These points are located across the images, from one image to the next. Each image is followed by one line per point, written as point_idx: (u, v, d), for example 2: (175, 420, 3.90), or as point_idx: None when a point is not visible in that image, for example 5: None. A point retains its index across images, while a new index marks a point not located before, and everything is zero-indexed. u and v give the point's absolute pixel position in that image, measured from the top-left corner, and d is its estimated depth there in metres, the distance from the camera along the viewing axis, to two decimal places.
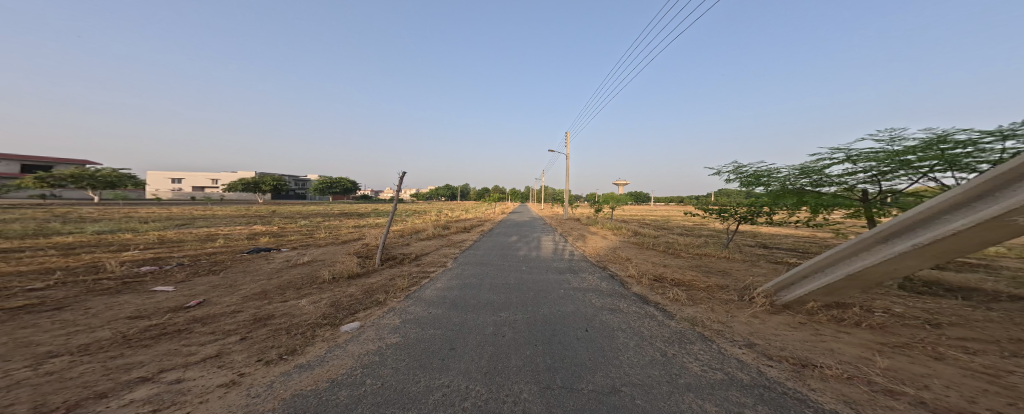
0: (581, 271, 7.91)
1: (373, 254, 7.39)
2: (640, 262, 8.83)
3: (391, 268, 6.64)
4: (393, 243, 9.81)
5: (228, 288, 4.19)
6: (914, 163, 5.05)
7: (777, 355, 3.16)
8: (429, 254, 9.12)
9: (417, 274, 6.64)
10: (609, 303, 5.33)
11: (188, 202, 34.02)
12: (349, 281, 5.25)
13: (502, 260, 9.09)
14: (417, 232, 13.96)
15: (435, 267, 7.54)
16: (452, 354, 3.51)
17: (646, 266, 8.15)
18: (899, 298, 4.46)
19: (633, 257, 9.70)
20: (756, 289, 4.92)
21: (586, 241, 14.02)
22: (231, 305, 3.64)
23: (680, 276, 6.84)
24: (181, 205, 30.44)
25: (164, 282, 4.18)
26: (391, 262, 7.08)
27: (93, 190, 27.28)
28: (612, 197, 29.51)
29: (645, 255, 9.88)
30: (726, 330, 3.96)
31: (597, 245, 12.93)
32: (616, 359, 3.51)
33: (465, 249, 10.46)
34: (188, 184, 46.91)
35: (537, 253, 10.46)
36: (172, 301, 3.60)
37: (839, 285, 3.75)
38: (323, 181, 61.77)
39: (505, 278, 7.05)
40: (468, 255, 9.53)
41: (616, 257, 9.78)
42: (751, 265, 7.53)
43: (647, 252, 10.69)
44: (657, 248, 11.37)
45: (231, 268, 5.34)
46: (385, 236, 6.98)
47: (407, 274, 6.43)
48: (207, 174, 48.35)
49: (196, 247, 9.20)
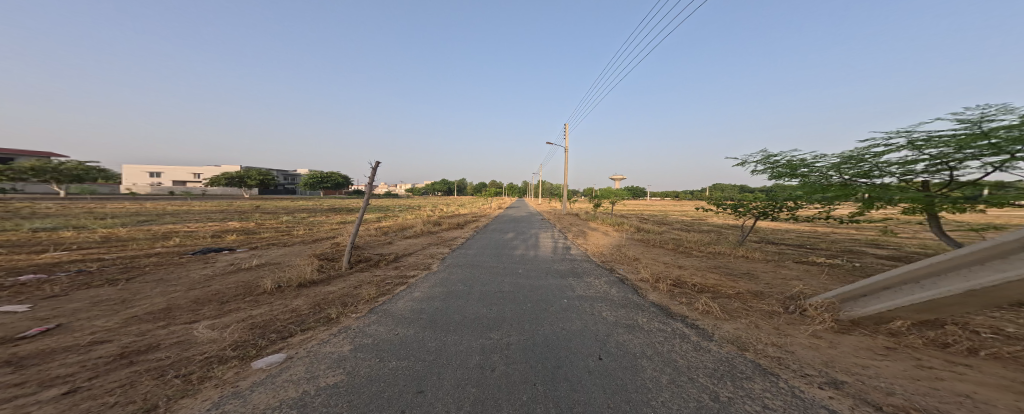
0: (585, 274, 6.94)
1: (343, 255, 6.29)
2: (650, 262, 7.88)
3: (361, 272, 5.55)
4: (372, 241, 8.72)
5: (113, 305, 3.07)
6: (998, 147, 4.16)
7: (888, 404, 2.15)
8: (411, 254, 8.04)
9: (393, 280, 5.57)
10: (624, 319, 4.34)
11: (165, 197, 32.25)
12: (299, 291, 4.17)
13: (496, 261, 8.06)
14: (404, 229, 12.85)
15: (416, 271, 6.47)
16: (417, 401, 2.46)
17: (659, 267, 7.20)
18: (996, 312, 3.50)
19: (640, 256, 8.80)
20: (814, 298, 3.91)
21: (587, 238, 13.06)
22: (98, 332, 2.53)
23: (701, 281, 5.86)
24: (157, 200, 28.76)
25: (21, 301, 3.04)
26: (363, 265, 5.99)
27: (58, 185, 25.54)
28: (608, 192, 28.81)
29: (653, 254, 8.95)
30: (788, 358, 2.97)
31: (599, 242, 11.96)
32: (646, 404, 2.50)
33: (455, 248, 9.40)
34: (168, 179, 44.85)
35: (534, 252, 9.46)
36: (5, 328, 2.50)
37: (949, 302, 2.74)
38: (312, 176, 59.78)
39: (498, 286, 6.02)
40: (457, 255, 8.49)
41: (622, 257, 8.83)
42: (778, 266, 6.60)
43: (655, 250, 9.73)
44: (665, 246, 10.46)
45: (145, 275, 4.18)
46: (356, 234, 5.87)
47: (379, 280, 5.36)
48: (187, 168, 46.20)
49: (141, 246, 7.96)
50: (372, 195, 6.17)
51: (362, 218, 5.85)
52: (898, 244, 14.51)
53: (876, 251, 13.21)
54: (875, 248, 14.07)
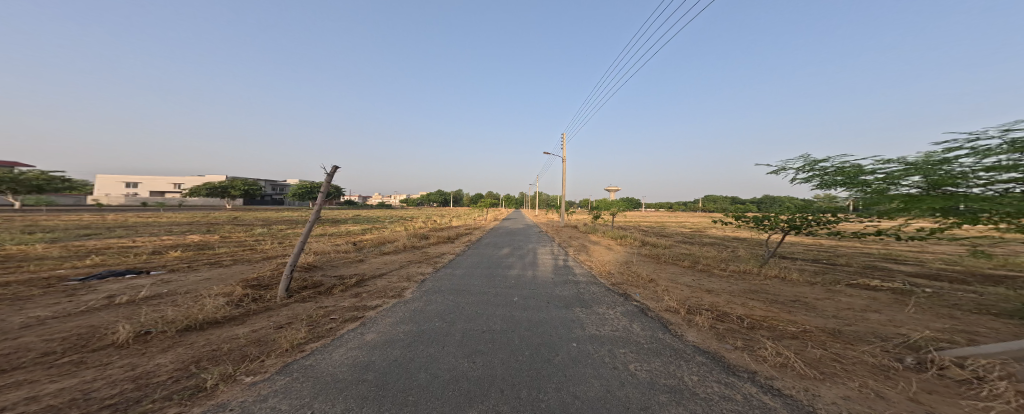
0: (596, 304, 5.56)
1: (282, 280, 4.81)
2: (670, 285, 6.54)
3: (294, 308, 4.08)
4: (338, 259, 7.29)
5: None
6: None
7: None
8: (381, 275, 6.55)
9: (339, 317, 4.09)
10: (666, 380, 3.02)
11: (137, 208, 30.23)
12: (164, 351, 2.68)
13: (488, 286, 6.66)
14: (384, 243, 11.41)
15: (378, 300, 5.00)
16: None
17: (684, 294, 5.85)
18: None
19: (656, 277, 7.44)
20: (972, 353, 2.55)
21: (589, 253, 11.76)
22: None
23: (746, 312, 4.54)
24: (125, 211, 26.79)
25: None
26: (304, 296, 4.51)
27: (12, 194, 23.46)
28: (606, 203, 27.83)
29: (671, 274, 7.61)
30: None
31: (603, 259, 10.56)
32: None
33: (439, 268, 7.93)
34: (145, 189, 42.66)
35: (531, 272, 8.07)
36: None
37: None
38: (300, 186, 57.70)
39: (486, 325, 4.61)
40: (440, 277, 7.03)
41: (634, 277, 7.48)
42: (833, 290, 5.34)
43: (671, 269, 8.38)
44: (680, 263, 9.19)
45: None
46: (297, 256, 4.38)
47: (318, 320, 3.88)
48: (167, 178, 44.00)
49: (43, 267, 6.40)
50: (323, 206, 4.62)
51: (304, 235, 4.33)
52: (920, 260, 13.51)
53: (901, 267, 12.11)
54: (899, 264, 12.94)
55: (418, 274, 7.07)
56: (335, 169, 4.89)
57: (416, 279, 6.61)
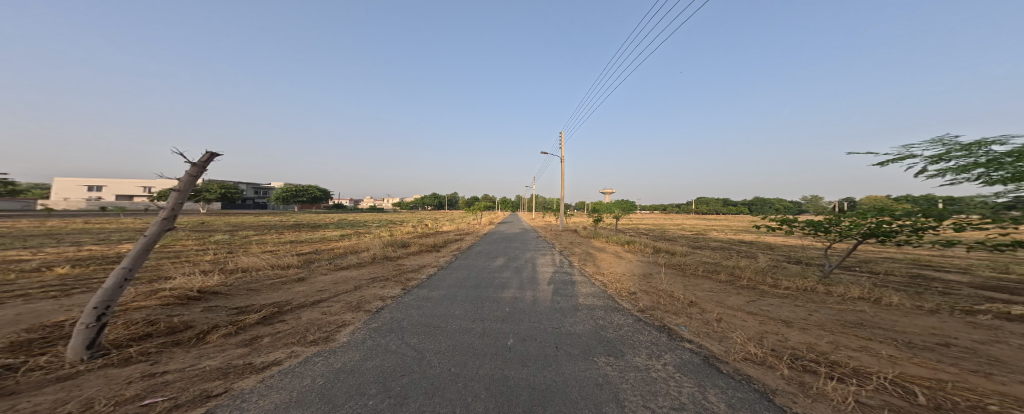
0: (631, 357, 3.62)
1: (115, 322, 2.83)
2: (724, 314, 4.73)
3: (74, 387, 2.09)
4: (266, 279, 5.33)
5: None
6: None
7: None
8: (316, 303, 4.60)
9: (160, 397, 2.07)
10: None
11: (95, 213, 27.68)
12: None
13: (471, 323, 4.68)
14: (352, 252, 9.45)
15: (278, 354, 3.13)
16: None
17: (754, 329, 4.02)
18: None
19: (696, 298, 5.64)
20: None
21: (598, 264, 9.96)
22: None
23: (892, 366, 2.70)
24: (76, 217, 24.21)
25: None
26: (136, 352, 2.58)
27: None
28: (606, 206, 26.25)
29: (712, 295, 5.83)
30: None
31: (616, 271, 8.74)
32: None
33: (409, 289, 5.94)
34: (111, 193, 39.77)
35: (531, 294, 6.21)
36: None
37: None
38: (284, 189, 54.69)
39: (455, 406, 2.60)
40: (405, 305, 5.04)
41: (666, 298, 5.67)
42: (984, 326, 3.56)
43: (708, 285, 6.60)
44: (714, 276, 7.42)
45: None
46: (111, 296, 2.44)
47: (100, 409, 1.87)
48: (136, 182, 41.15)
49: None
50: (177, 215, 2.61)
51: (124, 260, 2.37)
52: (964, 268, 12.04)
53: (953, 276, 10.52)
54: (943, 271, 11.44)
55: (374, 300, 5.13)
56: (214, 155, 2.83)
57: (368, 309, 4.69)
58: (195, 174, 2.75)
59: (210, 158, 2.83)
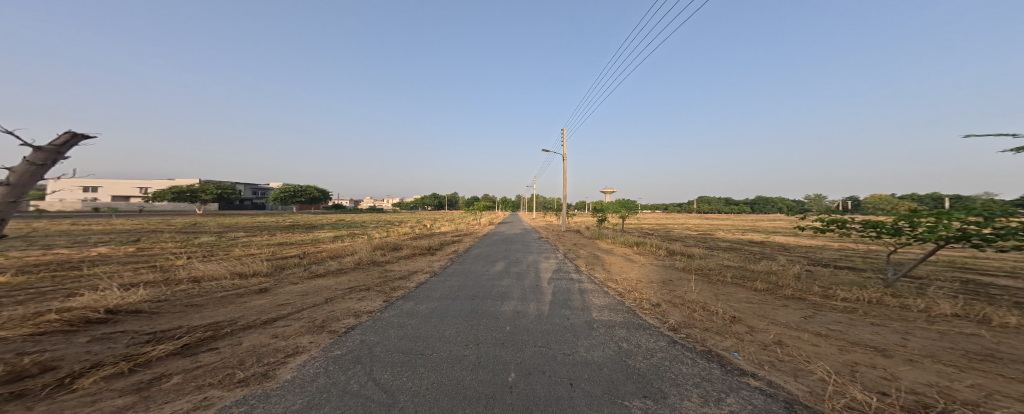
0: (677, 401, 2.64)
1: None
2: (783, 335, 3.74)
3: None
4: (224, 288, 4.44)
5: None
6: None
7: None
8: (268, 321, 3.66)
9: None
10: None
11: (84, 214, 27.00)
12: None
13: (462, 349, 3.73)
14: (337, 255, 8.56)
15: (182, 403, 2.08)
16: None
17: (837, 360, 3.04)
18: None
19: (737, 312, 4.65)
20: None
21: (609, 268, 9.02)
22: None
23: None
24: (63, 218, 23.47)
25: None
26: None
27: None
28: (608, 206, 25.17)
29: (755, 307, 4.84)
30: None
31: (632, 276, 7.81)
32: None
33: (391, 302, 5.00)
34: (105, 194, 39.16)
35: (535, 307, 5.26)
36: None
37: None
38: (282, 189, 54.04)
39: None
40: (381, 325, 4.10)
41: (702, 312, 4.68)
42: None
43: (744, 294, 5.60)
44: (748, 282, 6.48)
45: None
46: None
47: None
48: (131, 182, 40.62)
49: None
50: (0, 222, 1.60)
51: None
52: (1008, 271, 11.01)
53: (1002, 280, 9.51)
54: (986, 275, 10.44)
55: (344, 318, 4.19)
56: (78, 136, 1.88)
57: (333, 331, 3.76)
58: (40, 164, 1.72)
59: (72, 141, 1.87)
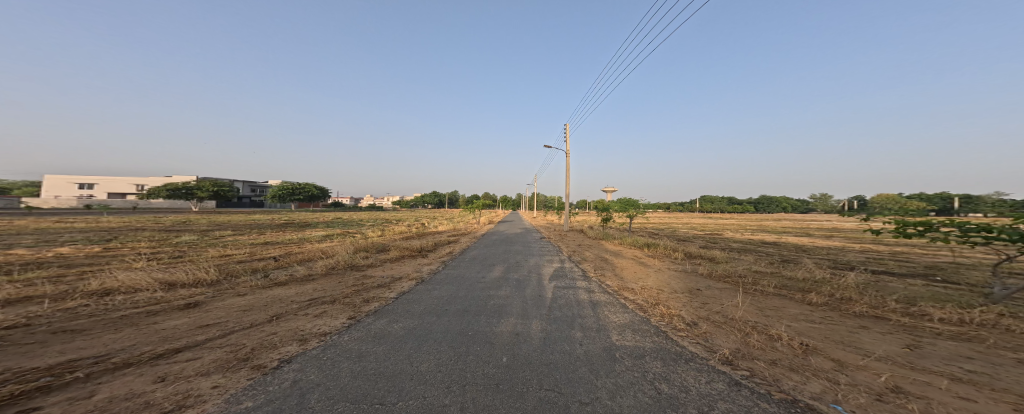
0: None
1: None
2: (900, 370, 2.53)
3: None
4: (125, 305, 3.37)
5: None
6: None
7: None
8: (163, 354, 2.58)
9: None
10: None
11: (77, 212, 26.49)
12: None
13: (436, 394, 2.65)
14: (311, 257, 7.53)
15: None
16: None
17: None
18: None
19: (808, 333, 3.48)
20: None
21: (621, 274, 7.88)
22: None
23: None
24: (51, 215, 22.86)
25: None
26: None
27: None
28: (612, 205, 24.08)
29: (829, 327, 3.66)
30: None
31: (650, 284, 6.65)
32: None
33: (356, 320, 3.95)
34: (102, 191, 38.80)
35: (539, 329, 4.20)
36: None
37: None
38: (281, 187, 53.52)
39: None
40: (332, 356, 3.05)
41: (759, 335, 3.52)
42: None
43: (803, 310, 4.41)
44: (795, 292, 5.30)
45: None
46: None
47: None
48: (129, 179, 40.20)
49: None
50: None
51: None
52: None
53: None
54: None
55: (281, 346, 3.08)
56: None
57: (251, 370, 2.65)
58: None
59: None
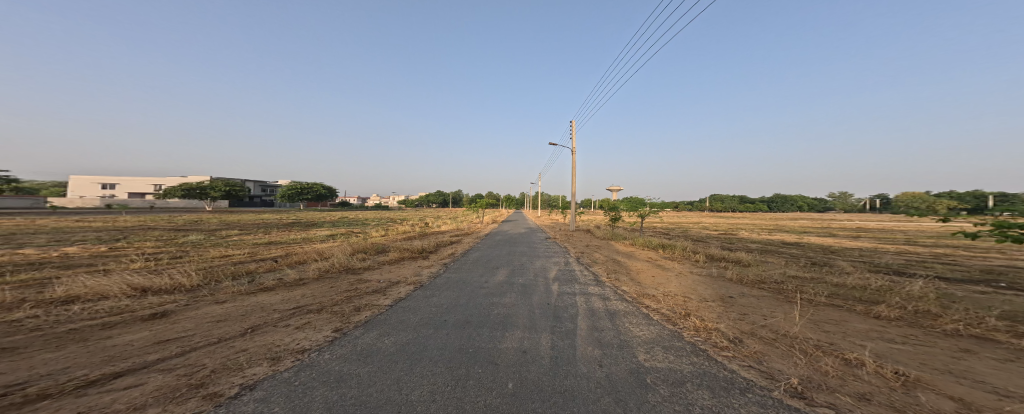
0: None
1: None
2: None
3: None
4: (86, 314, 2.97)
5: None
6: None
7: None
8: (97, 383, 2.06)
9: None
10: None
11: (94, 211, 27.18)
12: None
13: None
14: (307, 258, 7.15)
15: None
16: None
17: None
18: None
19: (895, 358, 2.83)
20: None
21: (639, 279, 7.25)
22: None
23: None
24: (68, 214, 23.42)
25: None
26: None
27: None
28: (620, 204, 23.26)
29: (917, 350, 3.02)
30: None
31: (675, 291, 6.01)
32: None
33: (342, 333, 3.46)
34: (121, 191, 39.99)
35: (549, 346, 3.62)
36: None
37: None
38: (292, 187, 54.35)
39: None
40: (305, 384, 2.50)
41: (830, 358, 2.89)
42: None
43: (869, 327, 3.72)
44: (848, 302, 4.62)
45: None
46: None
47: None
48: (146, 179, 41.35)
49: None
50: None
51: None
52: None
53: None
54: None
55: (247, 369, 2.51)
56: None
57: (201, 401, 2.07)
58: None
59: None
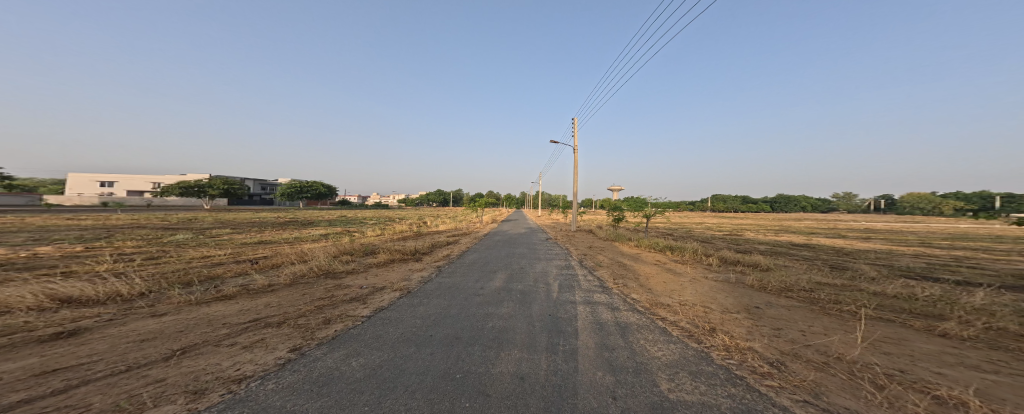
0: None
1: None
2: None
3: None
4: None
5: None
6: None
7: None
8: None
9: None
10: None
11: (89, 209, 26.86)
12: None
13: None
14: (286, 261, 6.56)
15: None
16: None
17: None
18: None
19: (998, 396, 2.20)
20: None
21: (650, 285, 6.61)
22: None
23: None
24: (62, 212, 23.12)
25: None
26: None
27: None
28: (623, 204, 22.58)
29: (1019, 384, 2.38)
30: None
31: (693, 299, 5.37)
32: None
33: (298, 355, 2.83)
34: (120, 189, 39.77)
35: (549, 372, 2.98)
36: None
37: None
38: (291, 186, 54.02)
39: None
40: None
41: (914, 395, 2.26)
42: None
43: (939, 349, 3.08)
44: (900, 316, 3.97)
45: None
46: None
47: None
48: (145, 177, 41.11)
49: None
50: None
51: None
52: None
53: None
54: None
55: (152, 408, 1.85)
56: None
57: None
58: None
59: None
